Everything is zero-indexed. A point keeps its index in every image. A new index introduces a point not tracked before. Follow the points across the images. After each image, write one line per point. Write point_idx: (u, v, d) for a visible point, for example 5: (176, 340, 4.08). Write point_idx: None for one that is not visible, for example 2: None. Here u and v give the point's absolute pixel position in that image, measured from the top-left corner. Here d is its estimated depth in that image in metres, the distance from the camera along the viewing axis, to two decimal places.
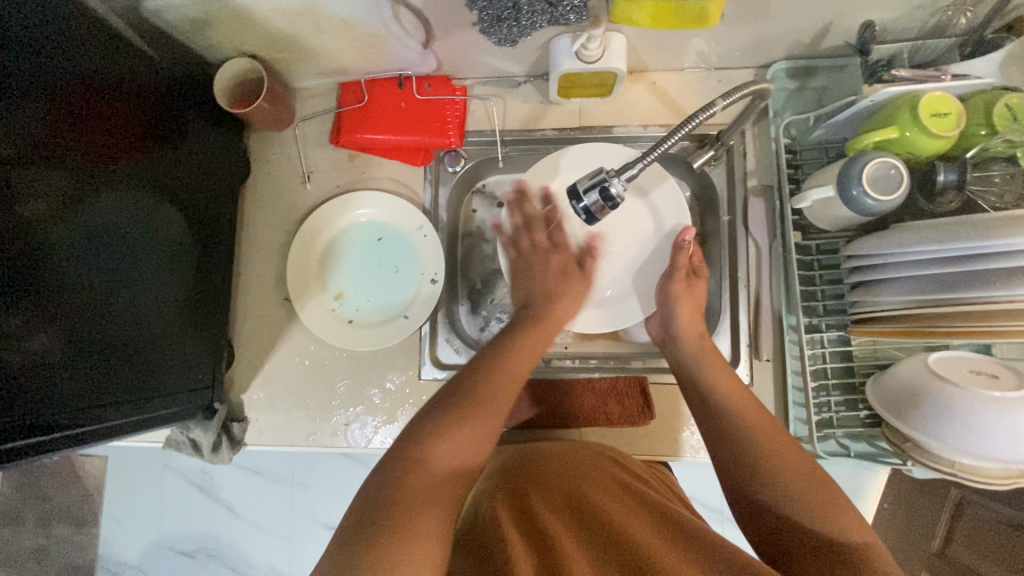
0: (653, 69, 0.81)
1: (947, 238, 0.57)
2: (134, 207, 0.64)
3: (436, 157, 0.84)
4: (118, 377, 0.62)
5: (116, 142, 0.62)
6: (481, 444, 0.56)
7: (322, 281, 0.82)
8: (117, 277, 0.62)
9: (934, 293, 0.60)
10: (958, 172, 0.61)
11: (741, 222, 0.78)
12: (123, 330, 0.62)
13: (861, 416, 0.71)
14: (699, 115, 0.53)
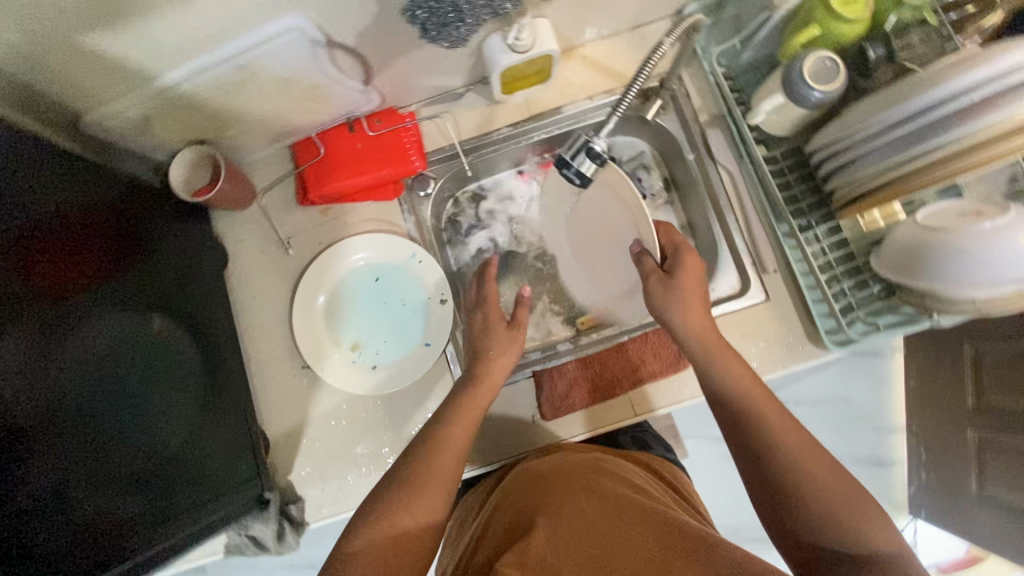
0: (581, 45, 0.85)
1: (898, 100, 0.61)
2: (121, 327, 0.62)
3: (406, 186, 0.85)
4: (150, 503, 0.59)
5: (91, 266, 0.60)
6: (433, 503, 0.61)
7: (333, 338, 0.81)
8: (128, 402, 0.59)
9: (896, 155, 0.62)
10: (885, 45, 0.66)
11: (706, 157, 0.82)
12: (144, 454, 0.60)
13: (874, 292, 0.74)
14: (649, 63, 0.62)
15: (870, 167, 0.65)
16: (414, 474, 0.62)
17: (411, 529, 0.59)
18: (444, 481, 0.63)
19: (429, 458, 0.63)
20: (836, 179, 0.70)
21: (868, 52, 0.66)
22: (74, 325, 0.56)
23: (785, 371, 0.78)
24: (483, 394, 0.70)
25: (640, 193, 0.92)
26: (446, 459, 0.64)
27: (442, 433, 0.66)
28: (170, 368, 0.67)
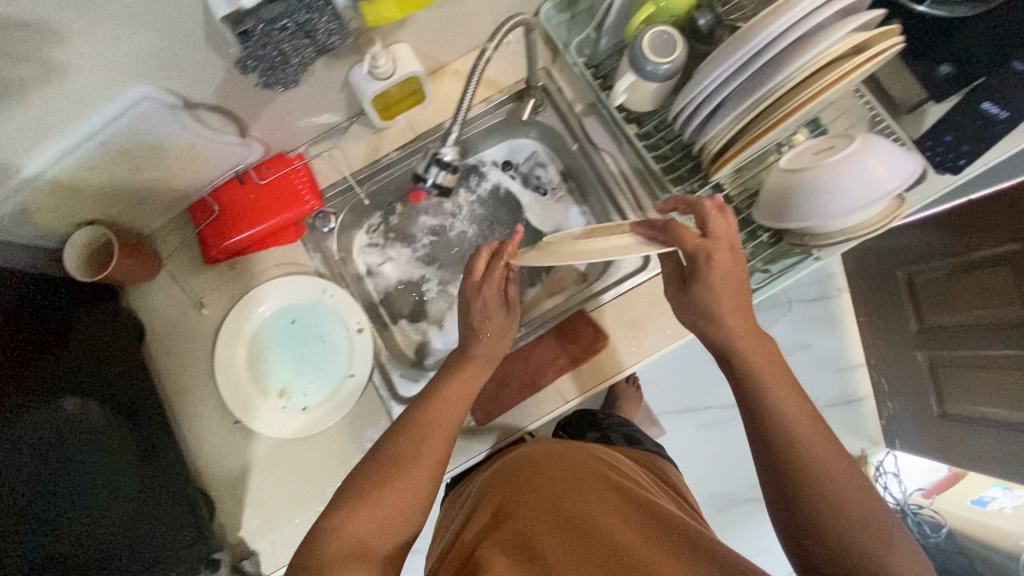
0: (451, 61, 0.88)
1: (742, 44, 0.63)
2: (25, 424, 0.62)
3: (307, 226, 0.86)
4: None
5: None
6: (415, 498, 0.61)
7: (259, 387, 0.82)
8: (23, 503, 0.60)
9: (747, 100, 0.65)
10: (712, 11, 0.69)
11: (588, 145, 0.86)
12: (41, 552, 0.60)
13: (762, 241, 0.77)
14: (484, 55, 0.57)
15: (730, 116, 0.68)
16: (390, 459, 0.62)
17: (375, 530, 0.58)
18: (424, 473, 0.63)
19: (416, 444, 0.64)
20: (704, 139, 0.72)
21: (699, 20, 0.70)
22: None
23: (698, 332, 0.81)
24: (465, 374, 0.71)
25: (540, 190, 0.96)
26: (427, 442, 0.64)
27: (423, 419, 0.66)
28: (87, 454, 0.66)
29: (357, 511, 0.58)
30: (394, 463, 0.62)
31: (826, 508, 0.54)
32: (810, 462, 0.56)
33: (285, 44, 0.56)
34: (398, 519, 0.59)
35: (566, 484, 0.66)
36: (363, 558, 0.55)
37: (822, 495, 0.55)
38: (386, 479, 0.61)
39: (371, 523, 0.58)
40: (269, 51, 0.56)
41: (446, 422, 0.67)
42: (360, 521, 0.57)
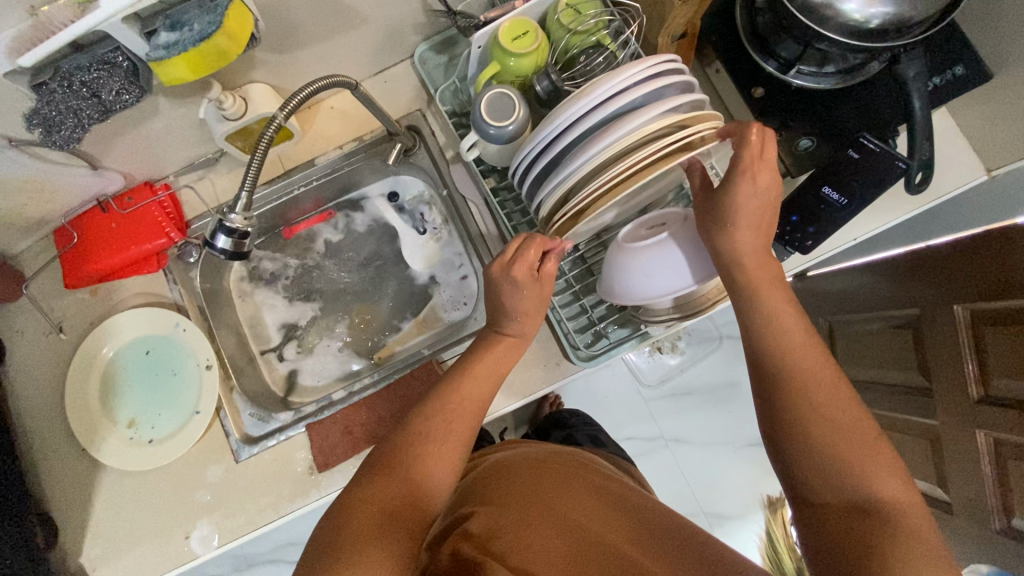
0: (325, 97, 0.87)
1: (590, 91, 0.60)
2: None
3: (171, 256, 0.86)
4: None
5: None
6: (442, 474, 0.55)
7: (111, 416, 0.83)
8: None
9: (600, 150, 0.60)
10: (548, 78, 0.69)
11: (456, 193, 0.85)
12: None
13: (611, 305, 0.78)
14: (279, 112, 0.59)
15: (576, 163, 0.61)
16: (426, 431, 0.58)
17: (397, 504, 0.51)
18: (455, 446, 0.58)
19: (444, 421, 0.59)
20: (556, 185, 0.64)
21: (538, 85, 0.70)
22: None
23: (545, 390, 0.80)
24: (497, 353, 0.66)
25: (420, 229, 0.94)
26: (456, 424, 0.59)
27: (446, 403, 0.60)
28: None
29: (374, 483, 0.53)
30: (422, 436, 0.57)
31: (816, 417, 0.52)
32: (826, 427, 0.51)
33: (67, 102, 0.59)
34: (415, 503, 0.52)
35: (542, 476, 0.63)
36: (378, 541, 0.48)
37: (826, 432, 0.51)
38: (403, 455, 0.55)
39: (390, 501, 0.51)
40: (51, 108, 0.59)
41: (475, 411, 0.61)
42: (378, 492, 0.52)
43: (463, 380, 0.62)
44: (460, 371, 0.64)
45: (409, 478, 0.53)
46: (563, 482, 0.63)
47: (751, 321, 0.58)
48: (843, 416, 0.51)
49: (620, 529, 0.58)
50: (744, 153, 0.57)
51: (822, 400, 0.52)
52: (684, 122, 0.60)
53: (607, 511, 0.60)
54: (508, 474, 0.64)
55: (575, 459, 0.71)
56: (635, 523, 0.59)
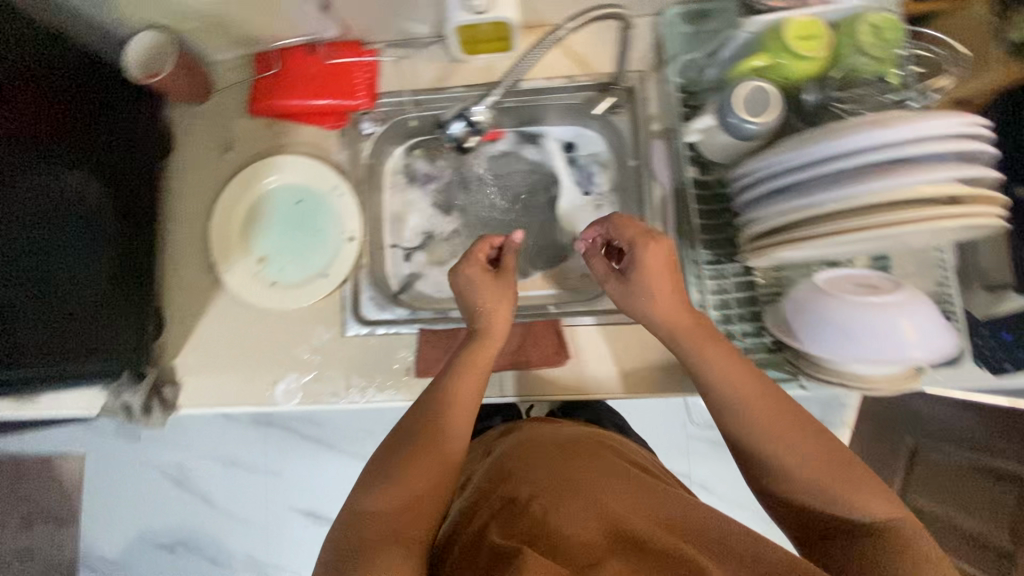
0: (555, 22, 0.83)
1: (838, 141, 0.57)
2: (46, 190, 0.66)
3: (351, 121, 0.85)
4: (29, 334, 0.66)
5: (32, 124, 0.64)
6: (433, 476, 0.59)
7: (245, 246, 0.85)
8: (27, 253, 0.65)
9: (856, 191, 0.56)
10: (819, 91, 0.65)
11: (645, 167, 0.80)
12: (29, 300, 0.65)
13: (765, 342, 0.73)
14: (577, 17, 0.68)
15: (797, 204, 0.60)
16: (417, 427, 0.62)
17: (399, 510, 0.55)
18: (452, 450, 0.61)
19: (436, 416, 0.63)
20: (789, 213, 0.61)
21: (804, 94, 0.66)
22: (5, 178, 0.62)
23: (655, 395, 0.77)
24: (479, 354, 0.70)
25: (585, 189, 0.90)
26: (426, 405, 0.65)
27: (445, 399, 0.65)
28: (81, 228, 0.71)
29: (377, 492, 0.57)
30: (414, 436, 0.62)
31: (764, 436, 0.56)
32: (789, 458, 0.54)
33: None
34: (417, 501, 0.57)
35: (557, 451, 0.64)
36: (390, 552, 0.51)
37: (806, 464, 0.54)
38: (402, 464, 0.59)
39: (405, 495, 0.56)
40: None
41: (463, 416, 0.64)
42: (364, 502, 0.56)
43: (453, 377, 0.66)
44: (450, 368, 0.68)
45: (412, 490, 0.57)
46: (582, 453, 0.63)
47: (705, 374, 0.60)
48: (797, 442, 0.55)
49: (623, 496, 0.56)
50: (629, 236, 0.63)
51: (800, 440, 0.54)
52: (955, 195, 0.55)
53: (601, 478, 0.59)
54: (527, 448, 0.65)
55: (535, 431, 0.71)
56: (655, 491, 0.59)
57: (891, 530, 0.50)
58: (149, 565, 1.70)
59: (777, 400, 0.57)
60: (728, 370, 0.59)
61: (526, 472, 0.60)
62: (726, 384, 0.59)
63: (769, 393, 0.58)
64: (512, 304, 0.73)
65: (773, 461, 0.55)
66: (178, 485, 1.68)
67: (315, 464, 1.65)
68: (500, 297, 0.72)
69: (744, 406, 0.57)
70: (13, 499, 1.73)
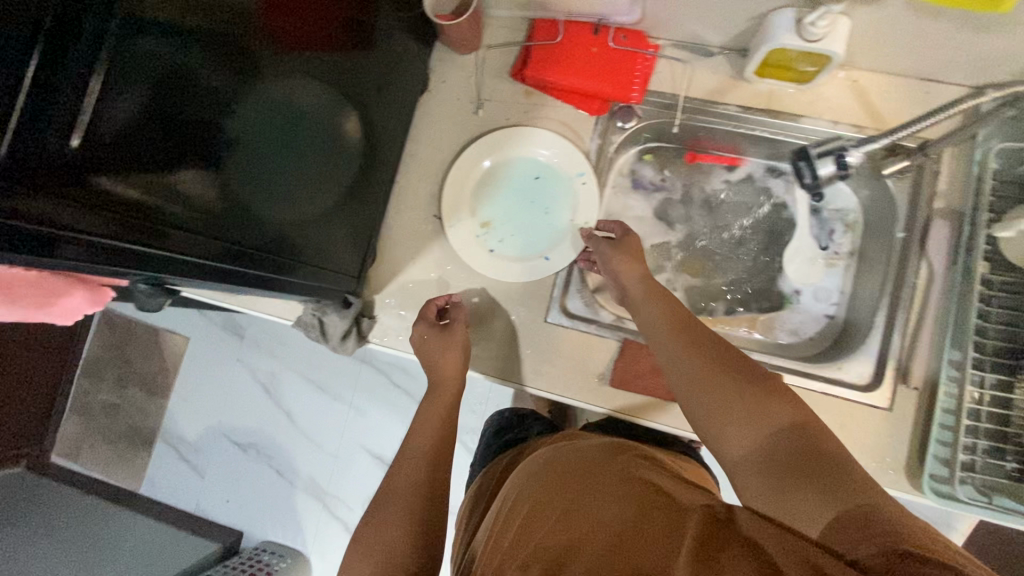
0: (859, 67, 0.78)
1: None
2: (312, 96, 0.62)
3: (610, 111, 0.83)
4: (271, 241, 0.62)
5: (318, 26, 0.61)
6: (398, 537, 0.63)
7: (472, 207, 0.86)
8: (284, 158, 0.60)
9: None
10: None
11: (917, 243, 0.74)
12: (270, 205, 0.61)
13: (1007, 468, 0.67)
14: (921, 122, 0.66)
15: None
16: (391, 489, 0.69)
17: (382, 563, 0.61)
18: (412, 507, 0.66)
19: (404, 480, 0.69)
20: None
21: None
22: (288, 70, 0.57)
23: None
24: (424, 421, 0.78)
25: (823, 243, 0.85)
26: (397, 471, 0.71)
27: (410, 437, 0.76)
28: (320, 137, 0.66)
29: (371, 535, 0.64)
30: (391, 498, 0.68)
31: (733, 417, 0.54)
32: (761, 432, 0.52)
33: None
34: (387, 526, 0.64)
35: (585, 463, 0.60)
36: None
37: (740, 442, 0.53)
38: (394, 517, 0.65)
39: (389, 529, 0.64)
40: None
41: (418, 462, 0.72)
42: (379, 536, 0.63)
43: (416, 428, 0.77)
44: (416, 429, 0.77)
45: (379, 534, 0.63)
46: (606, 468, 0.58)
47: (665, 361, 0.62)
48: (754, 411, 0.53)
49: (637, 491, 0.53)
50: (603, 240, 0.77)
51: (732, 417, 0.54)
52: None
53: (602, 473, 0.57)
54: (563, 463, 0.61)
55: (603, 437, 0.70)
56: (635, 475, 0.57)
57: (793, 447, 0.50)
58: (217, 459, 1.62)
59: (743, 374, 0.56)
60: (696, 364, 0.59)
61: (541, 479, 0.60)
62: (680, 363, 0.60)
63: (716, 353, 0.59)
64: (461, 351, 0.78)
65: (750, 441, 0.52)
66: (266, 394, 1.62)
67: (395, 417, 1.55)
68: (440, 344, 0.77)
69: (696, 369, 0.58)
70: (114, 356, 1.69)
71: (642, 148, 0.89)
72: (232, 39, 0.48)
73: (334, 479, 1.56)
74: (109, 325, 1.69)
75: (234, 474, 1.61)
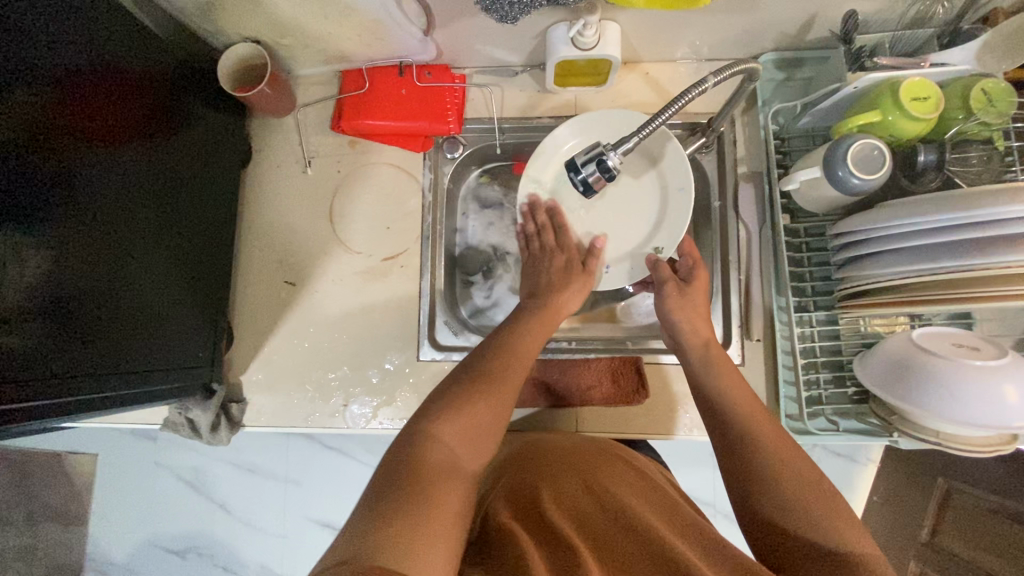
0: (646, 60, 0.84)
1: (936, 208, 0.58)
2: (128, 191, 0.64)
3: (435, 144, 0.87)
4: (99, 349, 0.60)
5: (112, 125, 0.62)
6: (483, 435, 0.58)
7: (322, 264, 0.84)
8: (113, 254, 0.62)
9: (917, 263, 0.61)
10: (937, 153, 0.66)
11: (732, 207, 0.82)
12: (114, 301, 0.62)
13: (848, 393, 0.74)
14: (690, 91, 0.55)
15: (883, 268, 0.64)
16: (485, 381, 0.61)
17: (455, 456, 0.55)
18: (506, 404, 0.60)
19: (505, 372, 0.63)
20: (846, 270, 0.69)
21: (919, 155, 0.66)
22: (89, 174, 0.59)
23: None
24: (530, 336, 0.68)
25: None
26: (516, 371, 0.63)
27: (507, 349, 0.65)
28: (139, 232, 0.65)
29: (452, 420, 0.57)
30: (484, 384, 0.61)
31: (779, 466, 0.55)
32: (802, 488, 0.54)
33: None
34: (486, 435, 0.58)
35: (601, 465, 0.65)
36: (451, 481, 0.52)
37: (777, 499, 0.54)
38: (469, 407, 0.58)
39: (479, 431, 0.57)
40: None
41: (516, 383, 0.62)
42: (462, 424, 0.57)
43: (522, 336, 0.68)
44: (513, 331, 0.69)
45: (463, 417, 0.57)
46: (614, 475, 0.63)
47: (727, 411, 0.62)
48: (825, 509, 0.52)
49: (660, 516, 0.57)
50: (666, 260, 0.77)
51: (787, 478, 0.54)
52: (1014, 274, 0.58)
53: (616, 476, 0.63)
54: (576, 460, 0.66)
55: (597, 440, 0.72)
56: (666, 509, 0.59)
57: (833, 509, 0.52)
58: (157, 572, 1.48)
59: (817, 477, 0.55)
60: (776, 447, 0.57)
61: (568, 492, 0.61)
62: (745, 425, 0.60)
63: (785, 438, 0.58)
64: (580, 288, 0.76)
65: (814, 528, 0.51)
66: (194, 491, 1.45)
67: (332, 481, 1.41)
68: (571, 289, 0.75)
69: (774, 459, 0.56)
70: (18, 493, 1.51)
71: (481, 170, 0.94)
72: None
73: (285, 561, 1.43)
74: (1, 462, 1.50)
75: None
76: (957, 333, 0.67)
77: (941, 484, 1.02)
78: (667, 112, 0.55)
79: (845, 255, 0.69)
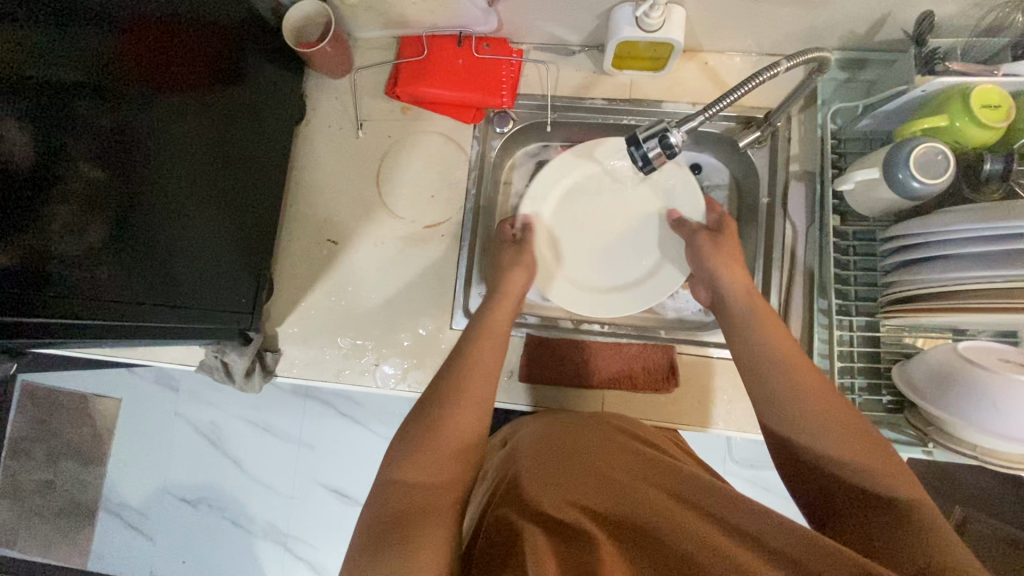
0: (706, 50, 0.84)
1: (1002, 216, 0.57)
2: (187, 136, 0.66)
3: (485, 117, 0.87)
4: (147, 285, 0.61)
5: (176, 71, 0.64)
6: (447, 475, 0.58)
7: (366, 226, 0.85)
8: (166, 197, 0.63)
9: (975, 273, 0.59)
10: (1005, 162, 0.64)
11: (780, 205, 0.81)
12: (163, 239, 0.64)
13: (883, 401, 0.73)
14: (766, 72, 0.57)
15: (938, 274, 0.62)
16: (430, 420, 0.62)
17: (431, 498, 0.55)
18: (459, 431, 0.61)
19: (468, 389, 0.65)
20: (897, 276, 0.68)
21: (985, 164, 0.65)
22: (153, 114, 0.61)
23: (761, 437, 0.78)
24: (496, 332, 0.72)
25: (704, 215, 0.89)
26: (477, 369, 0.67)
27: (463, 374, 0.66)
28: (188, 178, 0.67)
29: (404, 470, 0.58)
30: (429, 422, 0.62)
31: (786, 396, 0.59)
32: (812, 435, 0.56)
33: None
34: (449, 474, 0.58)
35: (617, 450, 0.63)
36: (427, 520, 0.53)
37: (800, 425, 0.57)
38: (418, 458, 0.58)
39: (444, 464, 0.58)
40: None
41: (486, 372, 0.67)
42: (449, 439, 0.60)
43: (476, 348, 0.69)
44: (468, 346, 0.70)
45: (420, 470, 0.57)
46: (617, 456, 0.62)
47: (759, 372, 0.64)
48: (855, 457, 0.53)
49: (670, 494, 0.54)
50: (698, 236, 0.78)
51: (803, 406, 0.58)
52: None
53: (620, 456, 0.62)
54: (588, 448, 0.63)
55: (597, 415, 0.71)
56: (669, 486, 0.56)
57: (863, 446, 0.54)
58: (168, 518, 1.51)
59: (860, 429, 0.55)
60: (817, 410, 0.57)
61: (584, 481, 0.57)
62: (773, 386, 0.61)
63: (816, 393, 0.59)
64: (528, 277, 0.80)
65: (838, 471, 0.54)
66: (211, 444, 1.48)
67: (346, 448, 1.43)
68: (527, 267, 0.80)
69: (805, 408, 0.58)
70: (43, 429, 1.54)
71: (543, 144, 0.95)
72: (56, 94, 0.50)
73: (293, 521, 1.45)
74: (30, 398, 1.54)
75: (193, 536, 1.50)
76: (1005, 350, 0.65)
77: (960, 511, 1.01)
78: (729, 98, 0.57)
79: (897, 259, 0.67)
